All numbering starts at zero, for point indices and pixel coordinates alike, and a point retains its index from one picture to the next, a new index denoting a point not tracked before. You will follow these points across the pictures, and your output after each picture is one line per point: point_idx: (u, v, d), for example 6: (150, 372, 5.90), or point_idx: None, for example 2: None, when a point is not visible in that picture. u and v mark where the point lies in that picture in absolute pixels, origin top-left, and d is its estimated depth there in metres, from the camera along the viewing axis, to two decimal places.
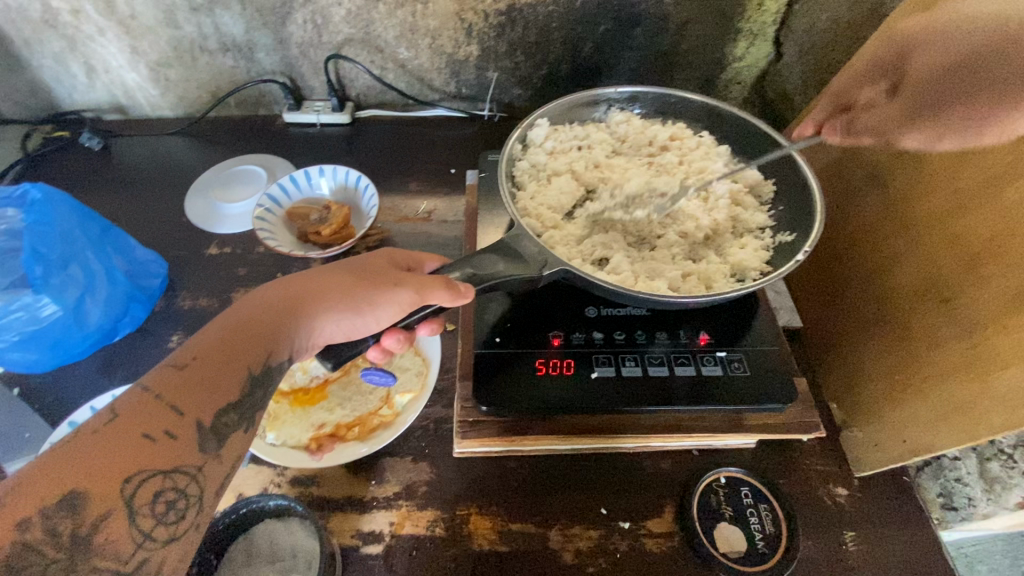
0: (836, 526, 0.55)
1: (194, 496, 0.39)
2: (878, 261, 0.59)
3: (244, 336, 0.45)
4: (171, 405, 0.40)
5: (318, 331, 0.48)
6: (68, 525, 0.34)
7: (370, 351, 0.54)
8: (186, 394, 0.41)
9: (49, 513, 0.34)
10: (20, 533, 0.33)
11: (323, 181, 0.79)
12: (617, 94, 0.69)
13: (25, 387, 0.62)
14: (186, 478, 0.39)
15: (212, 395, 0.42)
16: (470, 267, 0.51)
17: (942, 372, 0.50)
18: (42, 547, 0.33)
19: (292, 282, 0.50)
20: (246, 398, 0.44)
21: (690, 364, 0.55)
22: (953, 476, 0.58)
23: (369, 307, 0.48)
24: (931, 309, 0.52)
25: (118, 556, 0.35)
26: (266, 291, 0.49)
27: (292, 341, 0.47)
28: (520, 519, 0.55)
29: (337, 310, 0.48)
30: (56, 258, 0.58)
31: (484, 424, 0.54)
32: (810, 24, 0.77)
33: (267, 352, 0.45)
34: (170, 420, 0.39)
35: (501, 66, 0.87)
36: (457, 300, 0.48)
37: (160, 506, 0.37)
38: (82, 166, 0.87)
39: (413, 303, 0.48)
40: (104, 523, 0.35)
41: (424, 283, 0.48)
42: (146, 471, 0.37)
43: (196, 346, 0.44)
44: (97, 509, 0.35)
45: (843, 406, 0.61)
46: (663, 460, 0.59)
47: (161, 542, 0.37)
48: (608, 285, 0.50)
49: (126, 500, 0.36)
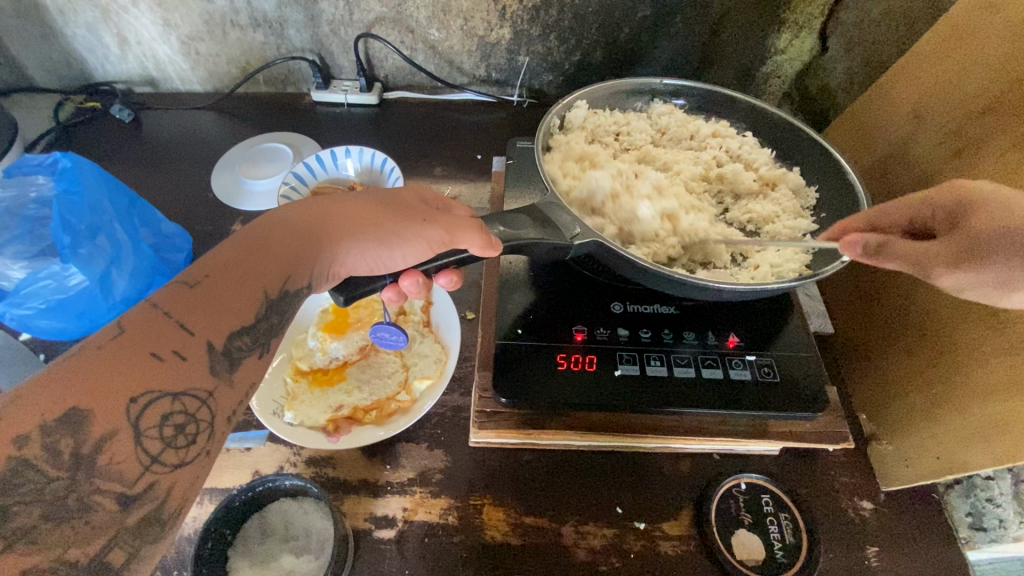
0: (859, 540, 0.53)
1: (203, 423, 0.39)
2: (920, 270, 0.56)
3: (265, 254, 0.45)
4: (183, 323, 0.39)
5: (342, 259, 0.48)
6: (69, 443, 0.33)
7: (387, 291, 0.54)
8: (199, 313, 0.40)
9: (50, 430, 0.33)
10: (18, 449, 0.32)
11: (348, 162, 0.78)
12: (662, 86, 0.68)
13: (52, 353, 0.63)
14: (196, 402, 0.39)
15: (226, 317, 0.41)
16: (502, 223, 0.50)
17: (985, 390, 0.48)
18: (43, 465, 0.32)
19: (320, 206, 0.49)
20: (259, 324, 0.43)
21: (718, 366, 0.54)
22: (985, 496, 0.55)
23: (396, 241, 0.48)
24: (976, 324, 0.49)
25: (123, 479, 0.35)
26: (290, 212, 0.48)
27: (314, 265, 0.47)
28: (534, 513, 0.54)
29: (365, 242, 0.48)
30: (83, 227, 0.58)
31: (503, 415, 0.54)
32: (860, 16, 0.73)
33: (290, 275, 0.45)
34: (179, 341, 0.39)
35: (533, 50, 0.85)
36: (487, 251, 0.48)
37: (168, 430, 0.37)
38: (112, 138, 0.88)
39: (443, 243, 0.49)
40: (108, 443, 0.34)
41: (457, 225, 0.48)
42: (153, 393, 0.36)
43: (213, 260, 0.43)
44: (101, 429, 0.34)
45: (874, 419, 0.59)
46: (683, 462, 0.57)
47: (169, 467, 0.37)
48: (643, 264, 0.49)
49: (131, 422, 0.35)
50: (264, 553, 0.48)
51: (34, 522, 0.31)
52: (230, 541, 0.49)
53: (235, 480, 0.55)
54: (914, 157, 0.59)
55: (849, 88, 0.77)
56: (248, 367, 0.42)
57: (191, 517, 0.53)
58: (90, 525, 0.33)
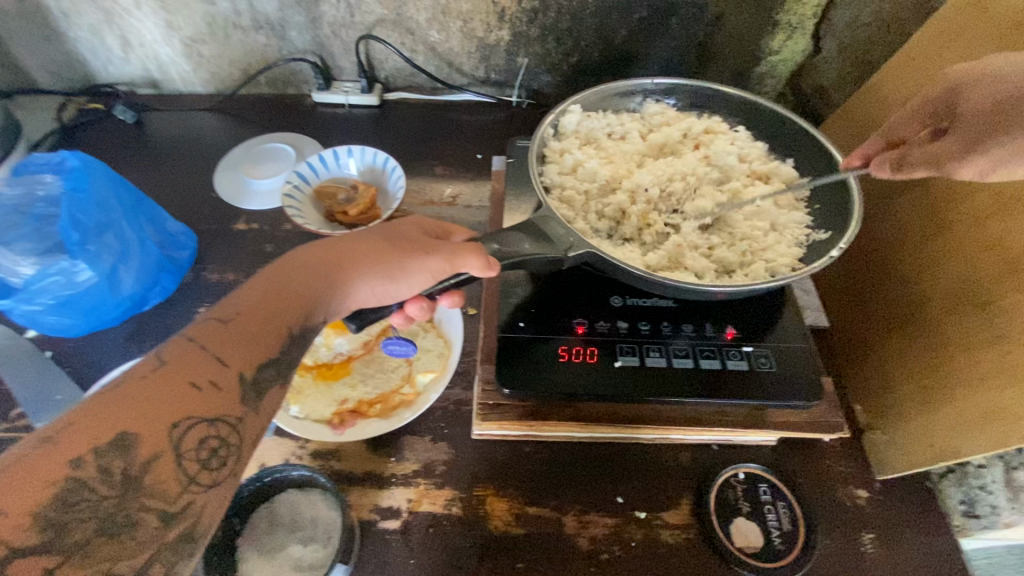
0: (854, 527, 0.55)
1: (234, 445, 0.39)
2: (914, 262, 0.58)
3: (280, 294, 0.46)
4: (216, 356, 0.40)
5: (353, 294, 0.48)
6: (119, 463, 0.34)
7: (393, 317, 0.54)
8: (230, 345, 0.41)
9: (103, 452, 0.34)
10: (73, 469, 0.33)
11: (351, 161, 0.79)
12: (653, 86, 0.69)
13: (58, 350, 0.64)
14: (228, 428, 0.39)
15: (256, 347, 0.42)
16: (496, 242, 0.51)
17: (977, 376, 0.49)
18: (95, 484, 0.33)
19: (330, 245, 0.50)
20: (284, 355, 0.44)
21: (715, 357, 0.55)
22: (977, 484, 0.56)
23: (401, 273, 0.49)
24: (967, 314, 0.51)
25: (165, 497, 0.35)
26: (303, 252, 0.49)
27: (327, 303, 0.47)
28: (536, 503, 0.55)
29: (371, 277, 0.48)
30: (92, 225, 0.59)
31: (506, 407, 0.55)
32: (852, 17, 0.75)
33: (305, 313, 0.46)
34: (214, 370, 0.40)
35: (532, 51, 0.86)
36: (488, 272, 0.49)
37: (204, 452, 0.37)
38: (115, 139, 0.88)
39: (444, 272, 0.49)
40: (153, 464, 0.35)
41: (458, 251, 0.49)
42: (192, 418, 0.37)
43: (237, 301, 0.44)
44: (147, 451, 0.35)
45: (869, 408, 0.60)
46: (682, 453, 0.58)
47: (203, 487, 0.37)
48: (634, 271, 0.50)
49: (174, 445, 0.36)
50: (272, 543, 0.49)
51: (87, 536, 0.32)
52: (239, 531, 0.49)
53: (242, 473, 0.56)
54: None
55: (842, 88, 0.79)
56: (273, 396, 0.42)
57: None
58: (136, 540, 0.33)
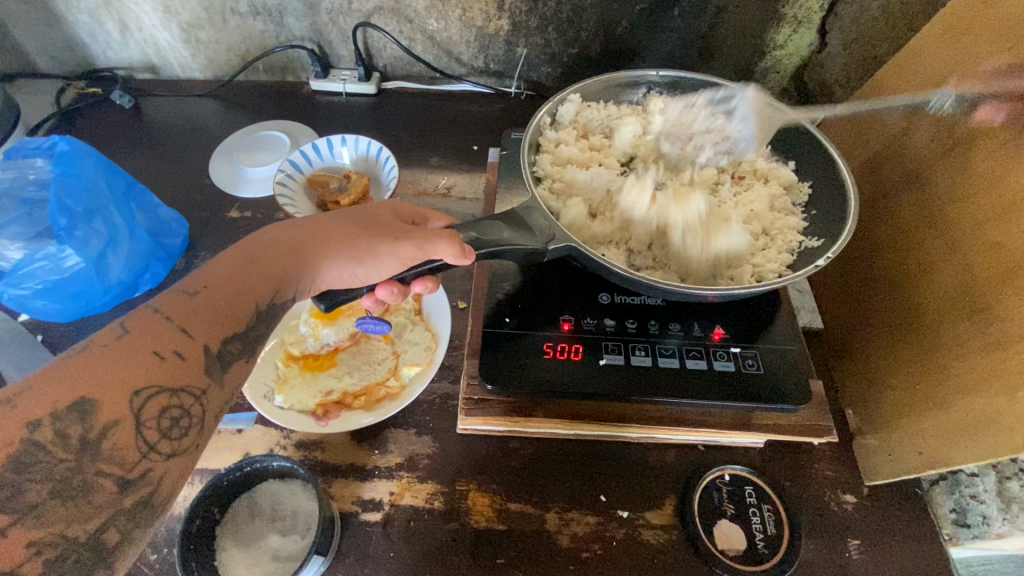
0: (840, 532, 0.54)
1: (197, 418, 0.39)
2: (910, 265, 0.56)
3: (252, 271, 0.45)
4: (182, 327, 0.40)
5: (321, 275, 0.48)
6: (76, 429, 0.34)
7: (365, 299, 0.55)
8: (197, 319, 0.41)
9: (60, 416, 0.34)
10: (30, 432, 0.33)
11: (345, 150, 0.78)
12: (657, 78, 0.67)
13: (49, 334, 0.64)
14: (191, 399, 0.39)
15: (224, 324, 0.42)
16: (474, 230, 0.50)
17: (970, 386, 0.48)
18: (52, 448, 0.33)
19: (302, 225, 0.49)
20: (252, 330, 0.44)
21: (702, 357, 0.54)
22: (969, 492, 0.56)
23: (370, 257, 0.48)
24: (962, 321, 0.49)
25: (123, 463, 0.35)
26: (274, 231, 0.48)
27: (297, 282, 0.47)
28: (519, 499, 0.55)
29: (341, 258, 0.48)
30: (80, 210, 0.59)
31: (489, 402, 0.54)
32: (859, 12, 0.73)
33: (274, 291, 0.45)
34: (180, 341, 0.39)
35: (532, 42, 0.85)
36: (462, 260, 0.48)
37: (166, 421, 0.37)
38: (113, 123, 0.88)
39: (414, 257, 0.48)
40: (113, 430, 0.35)
41: (429, 238, 0.47)
42: (155, 386, 0.37)
43: (207, 274, 0.44)
44: (107, 417, 0.35)
45: (859, 413, 0.59)
46: (667, 453, 0.58)
47: (163, 455, 0.37)
48: (618, 271, 0.50)
49: (134, 412, 0.36)
50: (253, 533, 0.49)
51: (41, 498, 0.32)
52: (219, 519, 0.50)
53: (226, 462, 0.56)
54: (904, 150, 0.60)
55: (847, 85, 0.77)
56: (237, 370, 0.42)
57: (181, 498, 0.54)
58: (91, 503, 0.34)
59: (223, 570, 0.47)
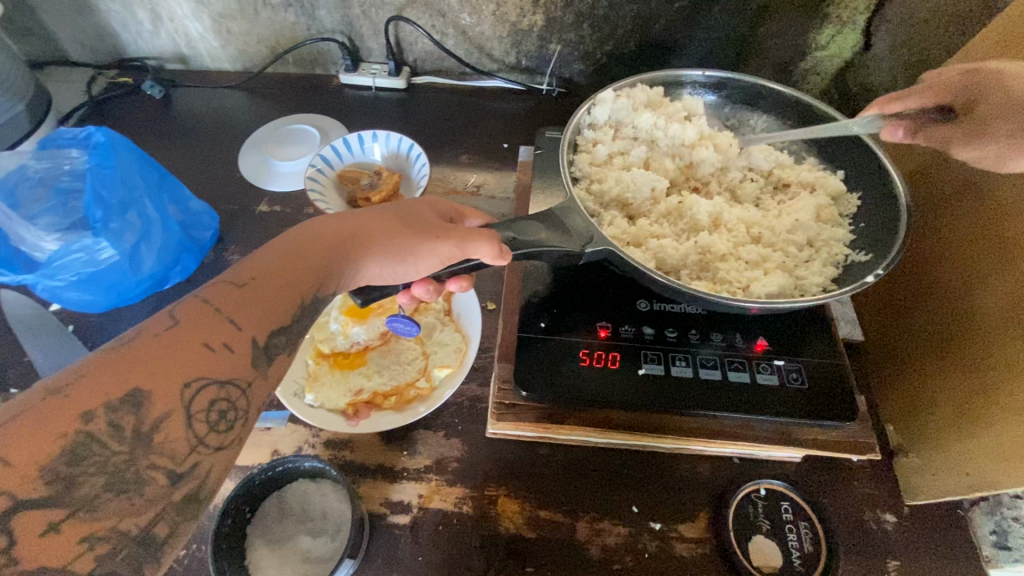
0: (879, 553, 0.52)
1: (242, 410, 0.39)
2: (959, 279, 0.54)
3: (296, 264, 0.44)
4: (231, 318, 0.39)
5: (361, 271, 0.47)
6: (130, 420, 0.33)
7: (401, 295, 0.55)
8: (245, 309, 0.40)
9: (115, 407, 0.33)
10: (85, 423, 0.32)
11: (375, 146, 0.78)
12: (703, 79, 0.65)
13: (81, 325, 0.64)
14: (238, 392, 0.38)
15: (267, 314, 0.41)
16: (511, 230, 0.49)
17: (1020, 407, 0.46)
18: (105, 440, 0.33)
19: (345, 218, 0.48)
20: (295, 324, 0.43)
21: (744, 370, 0.53)
22: (1011, 515, 0.52)
23: (410, 256, 0.47)
24: (1014, 337, 0.47)
25: (174, 456, 0.35)
26: (318, 224, 0.47)
27: (339, 277, 0.46)
28: (548, 507, 0.54)
29: (382, 256, 0.47)
30: (115, 202, 0.58)
31: (522, 408, 0.53)
32: (909, 14, 0.70)
33: (318, 284, 0.44)
34: (228, 333, 0.39)
35: (565, 38, 0.83)
36: (499, 260, 0.47)
37: (213, 414, 0.37)
38: (143, 113, 0.88)
39: (453, 256, 0.47)
40: (165, 423, 0.34)
41: (467, 237, 0.46)
42: (206, 378, 0.37)
43: (253, 266, 0.43)
44: (159, 409, 0.34)
45: (902, 430, 0.58)
46: (702, 464, 0.56)
47: (212, 449, 0.36)
48: (657, 279, 0.48)
49: (185, 404, 0.35)
50: (283, 533, 0.49)
51: (96, 491, 0.32)
52: (249, 519, 0.49)
53: (256, 458, 0.56)
54: (955, 158, 0.57)
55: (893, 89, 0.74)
56: (282, 363, 0.42)
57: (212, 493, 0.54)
58: (143, 497, 0.33)
59: (252, 570, 0.47)
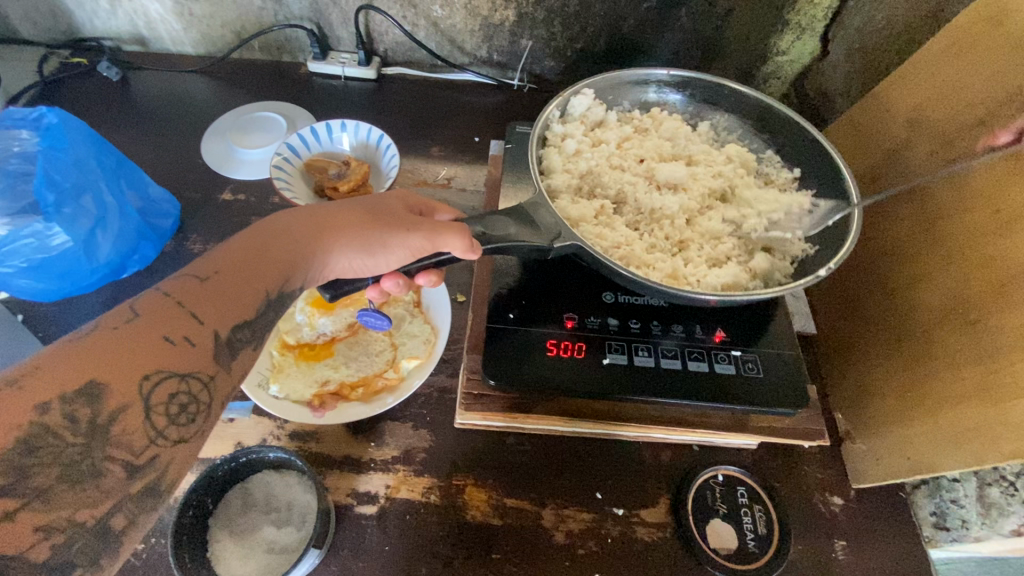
0: (828, 533, 0.55)
1: (204, 404, 0.38)
2: (906, 275, 0.58)
3: (262, 257, 0.44)
4: (193, 312, 0.39)
5: (329, 263, 0.46)
6: (87, 412, 0.33)
7: (370, 290, 0.54)
8: (208, 304, 0.40)
9: (70, 399, 0.32)
10: (39, 415, 0.31)
11: (344, 136, 0.77)
12: (667, 77, 0.67)
13: (31, 313, 0.62)
14: (200, 384, 0.38)
15: (233, 307, 0.41)
16: (481, 224, 0.49)
17: (957, 395, 0.49)
18: (61, 431, 0.32)
19: (313, 211, 0.48)
20: (259, 319, 0.43)
21: (703, 360, 0.55)
22: (949, 497, 0.56)
23: (381, 246, 0.47)
24: (954, 331, 0.51)
25: (132, 449, 0.34)
26: (287, 216, 0.46)
27: (307, 269, 0.45)
28: (515, 495, 0.55)
29: (349, 246, 0.46)
30: (69, 185, 0.56)
31: (490, 398, 0.55)
32: (863, 22, 0.74)
33: (284, 278, 0.44)
34: (191, 328, 0.38)
35: (536, 34, 0.84)
36: (468, 255, 0.47)
37: (173, 408, 0.36)
38: (98, 96, 0.85)
39: (423, 250, 0.47)
40: (122, 415, 0.34)
41: (437, 229, 0.46)
42: (166, 372, 0.36)
43: (219, 257, 0.42)
44: (116, 401, 0.34)
45: (849, 417, 0.61)
46: (663, 452, 0.58)
47: (170, 442, 0.36)
48: (616, 268, 0.49)
49: (143, 397, 0.35)
50: (246, 524, 0.48)
51: (50, 483, 0.31)
52: (212, 510, 0.49)
53: (217, 450, 0.55)
54: (903, 163, 0.61)
55: (847, 94, 0.78)
56: (245, 358, 0.41)
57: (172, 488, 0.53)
58: (100, 489, 0.32)
59: (215, 563, 0.46)
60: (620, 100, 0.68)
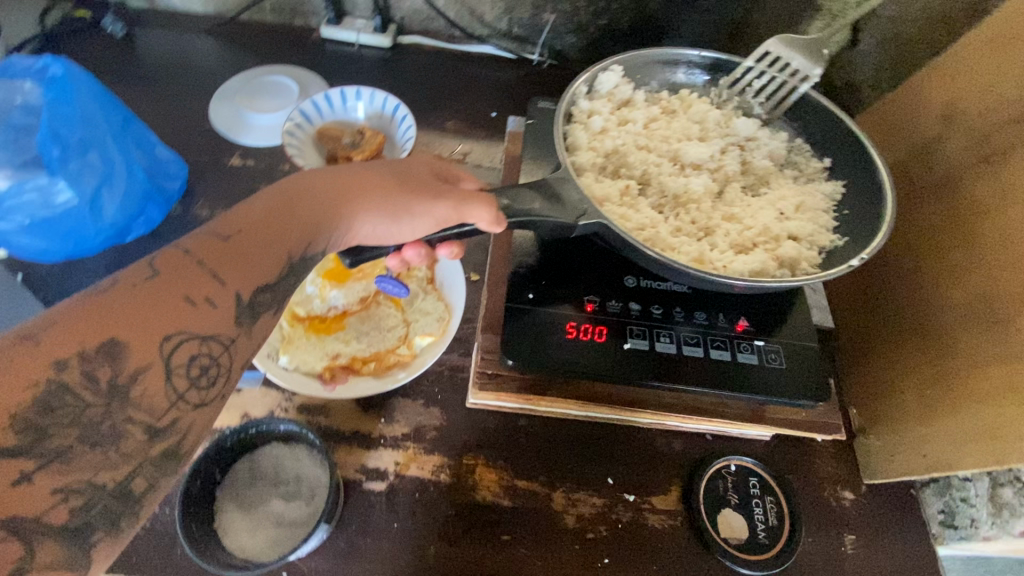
0: (838, 529, 0.55)
1: (225, 367, 0.37)
2: (932, 272, 0.56)
3: (284, 219, 0.42)
4: (215, 272, 0.37)
5: (354, 230, 0.45)
6: (106, 372, 0.32)
7: (388, 258, 0.52)
8: (230, 263, 0.38)
9: (89, 357, 0.31)
10: (57, 372, 0.31)
11: (359, 104, 0.74)
12: (698, 58, 0.64)
13: (31, 275, 0.60)
14: (220, 347, 0.36)
15: (254, 270, 0.39)
16: (507, 197, 0.47)
17: (980, 394, 0.48)
18: (80, 391, 0.31)
19: (337, 173, 0.46)
20: (281, 282, 0.41)
21: (725, 348, 0.54)
22: (959, 496, 0.56)
23: (405, 216, 0.45)
24: (979, 329, 0.50)
25: (152, 411, 0.33)
26: (310, 177, 0.45)
27: (329, 234, 0.43)
28: (526, 477, 0.54)
29: (374, 213, 0.45)
30: (75, 141, 0.54)
31: (504, 378, 0.54)
32: (900, 11, 0.70)
33: (307, 241, 0.42)
34: (212, 286, 0.36)
35: (560, 8, 0.81)
36: (494, 228, 0.46)
37: (195, 369, 0.35)
38: (103, 52, 0.82)
39: (448, 220, 0.46)
40: (143, 375, 0.33)
41: (464, 199, 0.45)
42: (186, 333, 0.35)
43: (239, 216, 0.40)
44: (136, 362, 0.32)
45: (864, 413, 0.61)
46: (676, 440, 0.58)
47: (192, 405, 0.35)
48: (644, 250, 0.48)
49: (164, 358, 0.33)
50: (254, 496, 0.47)
51: (70, 443, 0.30)
52: (219, 480, 0.47)
53: (225, 420, 0.54)
54: (935, 157, 0.59)
55: (878, 85, 0.76)
56: (266, 322, 0.39)
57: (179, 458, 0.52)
58: (120, 451, 0.32)
59: (222, 534, 0.45)
60: (648, 80, 0.66)
